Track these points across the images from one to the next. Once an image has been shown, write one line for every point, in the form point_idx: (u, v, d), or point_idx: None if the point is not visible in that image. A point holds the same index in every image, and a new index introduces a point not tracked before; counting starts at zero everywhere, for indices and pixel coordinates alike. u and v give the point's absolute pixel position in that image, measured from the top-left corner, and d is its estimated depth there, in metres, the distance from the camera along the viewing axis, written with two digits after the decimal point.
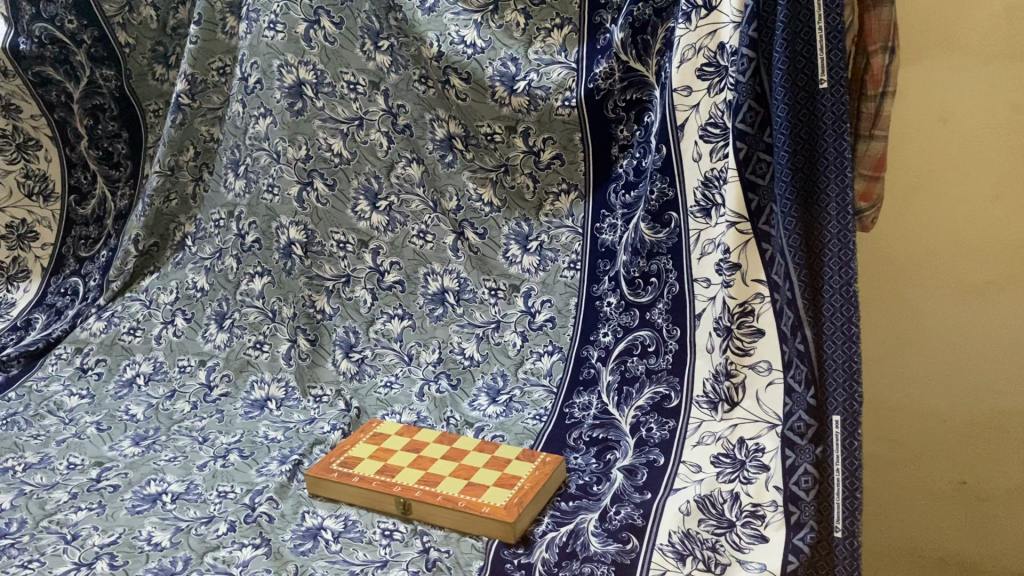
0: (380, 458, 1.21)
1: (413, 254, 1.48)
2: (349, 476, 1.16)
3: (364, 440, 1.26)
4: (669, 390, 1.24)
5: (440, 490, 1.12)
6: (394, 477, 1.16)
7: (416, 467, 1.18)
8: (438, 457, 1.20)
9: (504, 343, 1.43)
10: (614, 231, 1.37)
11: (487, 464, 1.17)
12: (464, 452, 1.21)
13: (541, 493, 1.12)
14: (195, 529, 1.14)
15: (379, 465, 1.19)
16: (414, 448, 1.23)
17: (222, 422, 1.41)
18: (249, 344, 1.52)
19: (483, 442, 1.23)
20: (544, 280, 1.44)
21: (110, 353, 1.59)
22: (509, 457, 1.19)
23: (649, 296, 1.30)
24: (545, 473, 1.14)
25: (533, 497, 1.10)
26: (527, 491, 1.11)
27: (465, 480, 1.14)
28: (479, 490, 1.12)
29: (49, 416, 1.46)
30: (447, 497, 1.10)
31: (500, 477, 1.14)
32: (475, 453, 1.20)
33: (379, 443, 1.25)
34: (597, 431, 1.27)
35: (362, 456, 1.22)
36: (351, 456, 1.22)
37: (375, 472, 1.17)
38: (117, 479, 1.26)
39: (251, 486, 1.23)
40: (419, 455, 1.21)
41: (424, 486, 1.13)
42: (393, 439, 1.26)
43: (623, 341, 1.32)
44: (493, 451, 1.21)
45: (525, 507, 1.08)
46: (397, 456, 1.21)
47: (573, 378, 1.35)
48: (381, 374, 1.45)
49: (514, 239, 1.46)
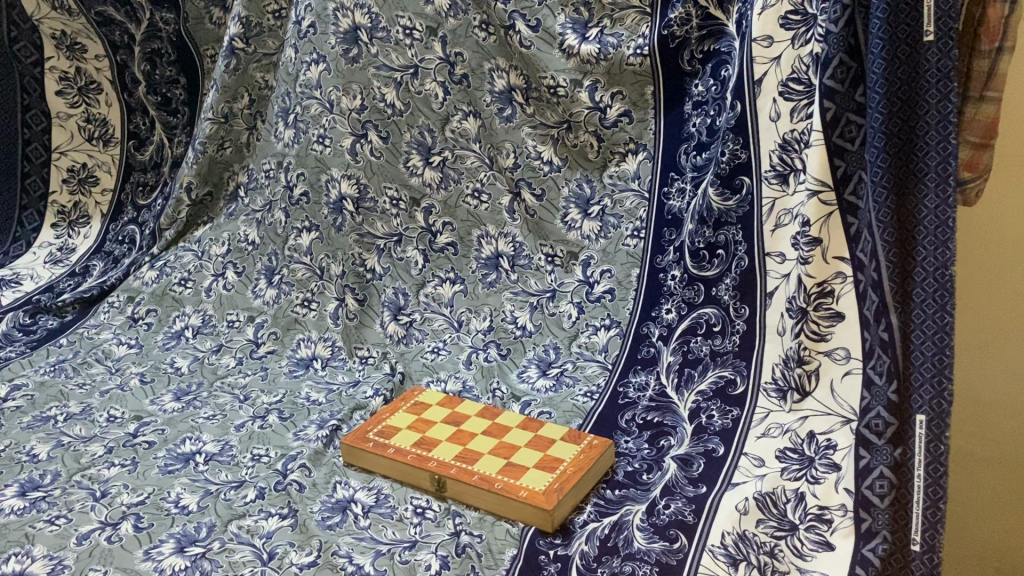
0: (419, 429, 1.14)
1: (466, 216, 1.40)
2: (384, 446, 1.10)
3: (403, 410, 1.19)
4: (734, 374, 1.14)
5: (477, 469, 1.05)
6: (430, 451, 1.09)
7: (454, 442, 1.11)
8: (479, 433, 1.12)
9: (559, 314, 1.35)
10: (682, 197, 1.26)
11: (529, 444, 1.10)
12: (506, 429, 1.13)
13: (584, 481, 1.04)
14: (223, 494, 1.10)
15: (416, 437, 1.12)
16: (454, 421, 1.16)
17: (265, 380, 1.36)
18: (297, 302, 1.46)
19: (528, 419, 1.15)
20: (605, 248, 1.34)
21: (161, 303, 1.55)
22: (553, 437, 1.11)
23: (716, 270, 1.19)
24: (590, 458, 1.06)
25: (576, 485, 1.02)
26: (569, 478, 1.02)
27: (505, 460, 1.07)
28: (518, 473, 1.04)
29: (97, 364, 1.44)
30: (483, 478, 1.03)
31: (541, 459, 1.07)
32: (517, 431, 1.12)
33: (420, 413, 1.18)
34: (652, 415, 1.17)
35: (399, 426, 1.15)
36: (389, 425, 1.16)
37: (412, 444, 1.11)
38: (153, 435, 1.23)
39: (286, 451, 1.17)
40: (460, 429, 1.14)
41: (460, 464, 1.06)
42: (434, 409, 1.19)
43: (687, 318, 1.21)
44: (538, 430, 1.13)
45: (565, 494, 1.00)
46: (436, 429, 1.14)
47: (630, 356, 1.25)
48: (428, 340, 1.38)
49: (575, 202, 1.36)
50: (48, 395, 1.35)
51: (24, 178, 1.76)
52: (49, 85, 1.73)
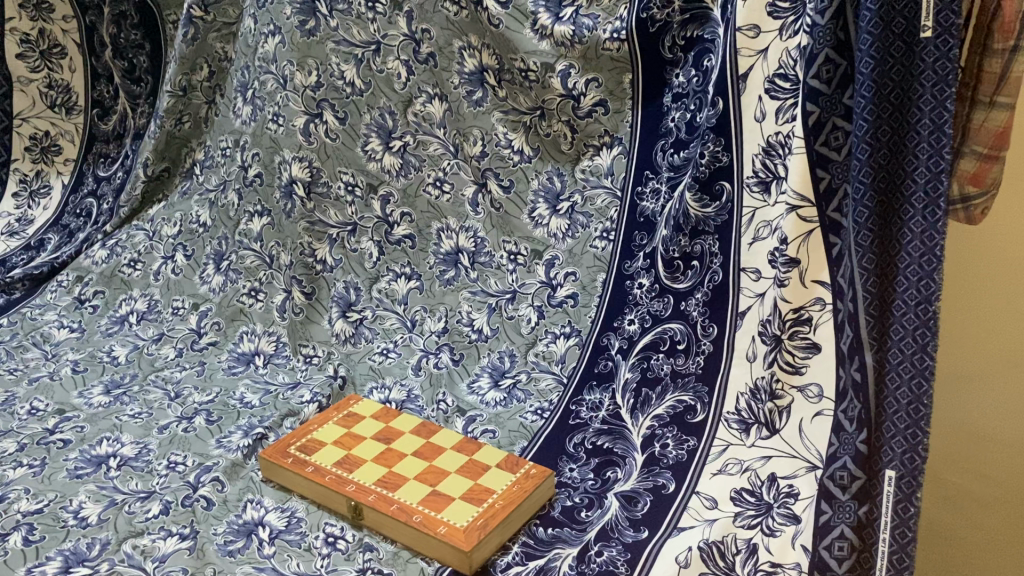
0: (345, 446, 1.05)
1: (427, 206, 1.29)
2: (303, 465, 1.01)
3: (334, 421, 1.10)
4: (694, 400, 1.02)
5: (397, 498, 0.95)
6: (351, 473, 1.00)
7: (380, 463, 1.01)
8: (408, 453, 1.03)
9: (517, 318, 1.23)
10: (655, 198, 1.14)
11: (460, 470, 0.99)
12: (438, 450, 1.03)
13: (514, 517, 0.93)
14: (128, 506, 1.01)
15: (340, 455, 1.03)
16: (384, 437, 1.06)
17: (201, 376, 1.27)
18: (243, 291, 1.35)
19: (466, 440, 1.05)
20: (571, 249, 1.23)
21: (109, 284, 1.47)
22: (488, 463, 1.00)
23: (687, 283, 1.08)
24: (523, 492, 0.95)
25: (502, 523, 0.91)
26: (494, 513, 0.92)
27: (430, 487, 0.97)
28: (441, 504, 0.94)
29: (33, 348, 1.36)
30: (401, 508, 0.93)
31: (470, 489, 0.96)
32: (451, 454, 1.02)
33: (350, 427, 1.09)
34: (602, 440, 1.05)
35: (325, 440, 1.06)
36: (314, 439, 1.06)
37: (334, 464, 1.01)
38: (70, 433, 1.15)
39: (204, 461, 1.08)
40: (389, 448, 1.04)
41: (380, 490, 0.97)
42: (366, 423, 1.09)
43: (650, 333, 1.10)
44: (474, 453, 1.02)
45: (487, 533, 0.90)
46: (363, 447, 1.05)
47: (587, 369, 1.14)
48: (379, 340, 1.27)
49: (543, 197, 1.24)
50: None
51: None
52: (9, 48, 1.62)
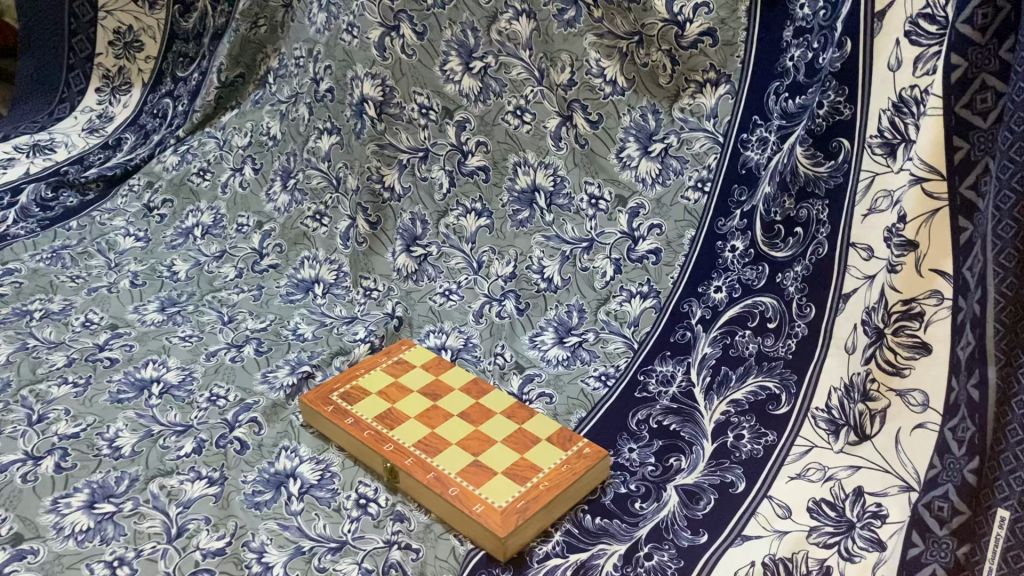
0: (390, 398, 0.97)
1: (504, 137, 1.17)
2: (343, 415, 0.94)
3: (382, 368, 1.03)
4: (779, 389, 0.90)
5: (435, 465, 0.87)
6: (391, 430, 0.92)
7: (422, 422, 0.93)
8: (454, 414, 0.94)
9: (592, 270, 1.11)
10: (761, 148, 0.99)
11: (507, 440, 0.91)
12: (487, 413, 0.94)
13: (559, 503, 0.85)
14: (163, 440, 0.97)
15: (382, 407, 0.96)
16: (432, 392, 0.98)
17: (256, 301, 1.22)
18: (308, 214, 1.28)
19: (518, 405, 0.96)
20: (660, 198, 1.09)
21: (178, 194, 1.42)
22: (538, 435, 0.91)
23: (788, 253, 0.94)
24: (572, 475, 0.86)
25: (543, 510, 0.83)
26: (537, 497, 0.83)
27: (472, 456, 0.89)
28: (481, 478, 0.86)
29: (97, 256, 1.33)
30: (437, 478, 0.86)
31: (515, 464, 0.88)
32: (500, 420, 0.94)
33: (398, 376, 1.01)
34: (669, 420, 0.94)
35: (369, 388, 0.99)
36: (359, 387, 0.99)
37: (375, 418, 0.94)
38: (118, 352, 1.11)
39: (245, 397, 1.03)
40: (435, 405, 0.96)
41: (419, 454, 0.89)
42: (416, 373, 1.01)
43: (738, 305, 0.97)
44: (525, 423, 0.93)
45: (526, 519, 0.81)
46: (409, 401, 0.97)
47: (661, 338, 1.02)
48: (441, 280, 1.19)
49: (634, 135, 1.10)
50: (37, 285, 1.26)
51: (71, 37, 1.64)
52: None
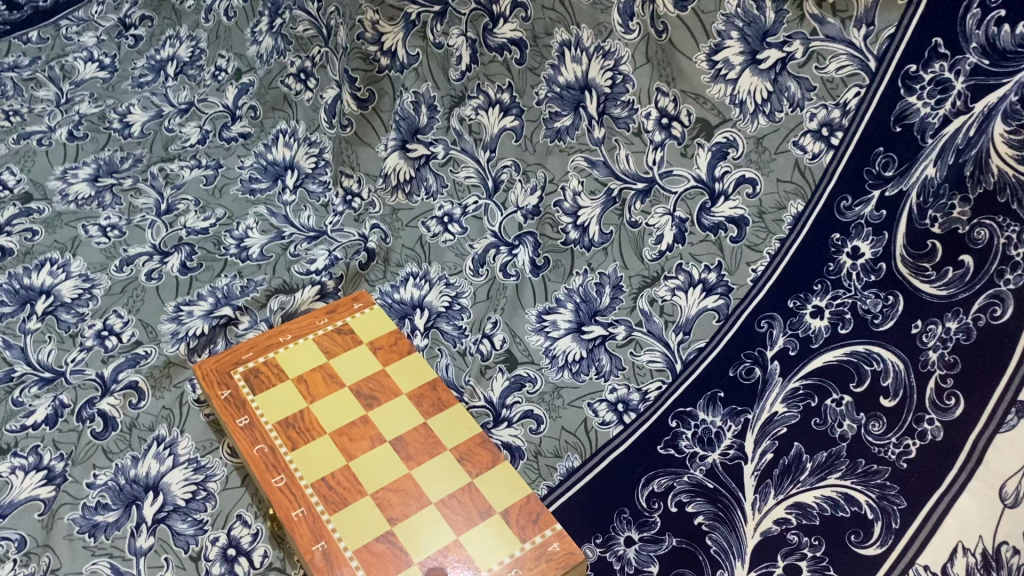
0: (308, 392, 0.69)
1: (550, 0, 0.79)
2: (235, 414, 0.67)
3: (316, 336, 0.74)
4: (873, 513, 0.57)
5: (330, 531, 0.61)
6: (291, 452, 0.65)
7: (337, 446, 0.65)
8: (385, 440, 0.66)
9: (644, 229, 0.76)
10: (935, 98, 0.61)
11: (444, 502, 0.62)
12: (431, 447, 0.65)
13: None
14: (19, 391, 0.73)
15: (292, 406, 0.68)
16: (367, 392, 0.69)
17: (208, 186, 0.93)
18: (290, 71, 0.95)
19: (480, 439, 0.66)
20: (761, 138, 0.70)
21: (158, 12, 1.09)
22: (491, 504, 0.62)
23: (939, 296, 0.58)
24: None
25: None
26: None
27: (385, 525, 0.61)
28: (386, 568, 0.58)
29: (48, 86, 1.06)
30: (325, 556, 0.59)
31: (442, 550, 0.59)
32: (446, 462, 0.64)
33: (333, 355, 0.72)
34: (695, 509, 0.62)
35: (287, 370, 0.71)
36: (275, 363, 0.71)
37: (276, 424, 0.67)
38: (17, 240, 0.86)
39: (143, 342, 0.77)
40: (364, 417, 0.67)
41: (316, 504, 0.62)
42: (358, 355, 0.72)
43: (841, 352, 0.62)
44: (479, 475, 0.63)
45: None
46: (332, 401, 0.68)
47: (714, 368, 0.68)
48: (443, 199, 0.86)
49: (738, 27, 0.70)
50: None
51: None
52: None
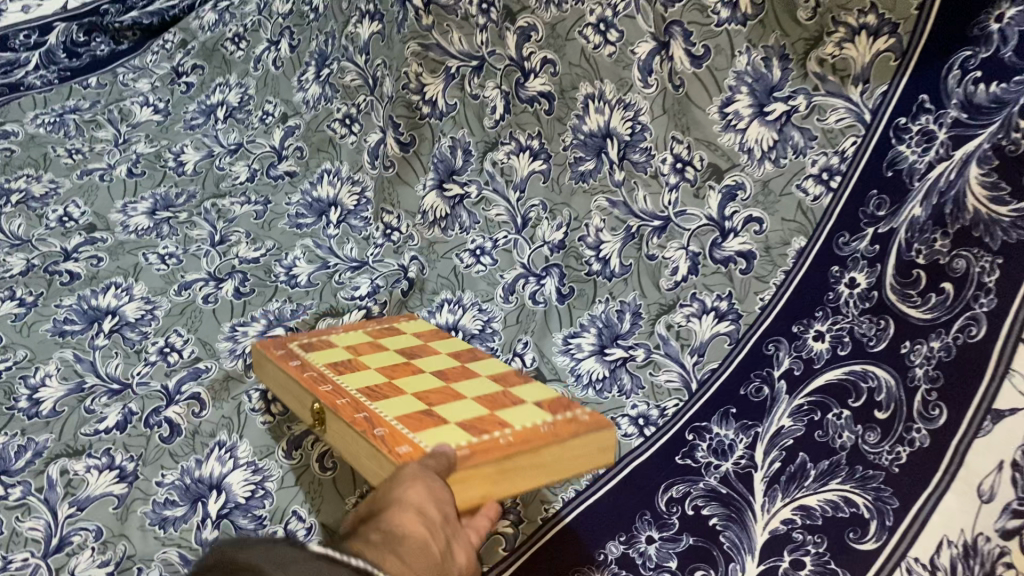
0: (356, 351, 0.79)
1: (578, 57, 0.88)
2: (287, 358, 0.77)
3: (366, 329, 0.85)
4: (869, 511, 0.63)
5: (371, 408, 0.67)
6: (339, 375, 0.73)
7: (381, 371, 0.74)
8: (426, 370, 0.75)
9: (661, 261, 0.83)
10: (922, 146, 0.69)
11: (478, 397, 0.70)
12: (468, 374, 0.75)
13: (512, 470, 0.63)
14: (90, 400, 0.79)
15: (341, 356, 0.78)
16: (411, 351, 0.80)
17: (258, 220, 1.01)
18: (335, 116, 1.04)
19: (512, 372, 0.76)
20: (768, 181, 0.79)
21: (210, 60, 1.21)
22: (522, 398, 0.70)
23: (924, 316, 0.65)
24: (548, 436, 0.64)
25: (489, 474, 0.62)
26: (488, 449, 0.61)
27: (425, 405, 0.68)
28: (425, 423, 0.65)
29: (106, 127, 1.15)
30: (366, 419, 0.65)
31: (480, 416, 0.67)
32: (481, 382, 0.73)
33: (380, 337, 0.83)
34: (710, 510, 0.69)
35: (337, 342, 0.81)
36: (327, 341, 0.82)
37: (327, 363, 0.76)
38: (83, 266, 0.93)
39: (201, 357, 0.84)
40: (407, 361, 0.77)
41: (358, 396, 0.69)
42: (402, 338, 0.83)
43: (841, 369, 0.69)
44: (513, 387, 0.73)
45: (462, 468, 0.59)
46: (377, 355, 0.78)
47: (728, 386, 0.75)
48: (474, 233, 0.95)
49: (749, 85, 0.79)
50: (29, 156, 1.08)
51: None
52: None
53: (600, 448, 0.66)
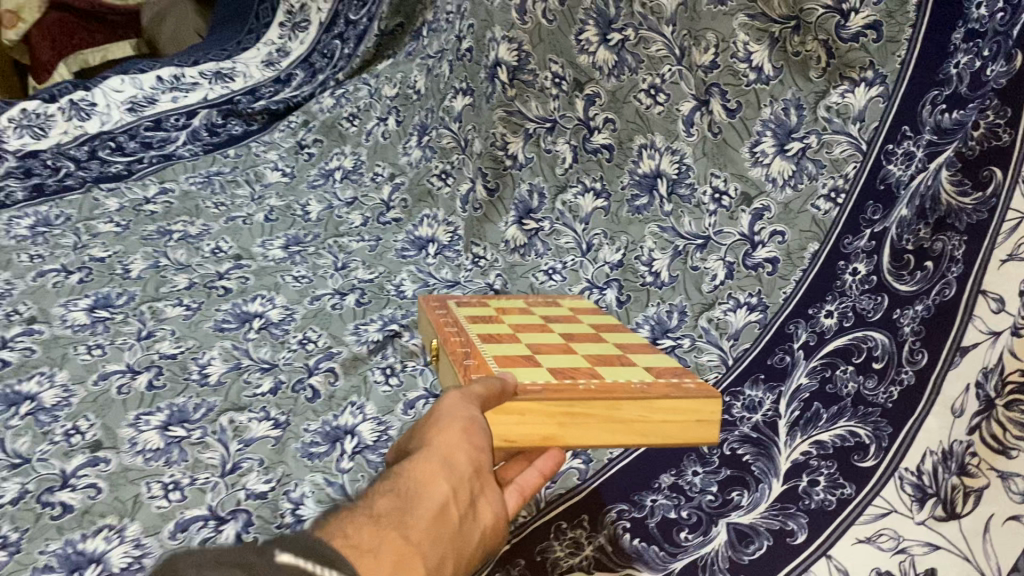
0: (501, 312, 1.00)
1: (633, 116, 1.13)
2: (436, 309, 1.00)
3: (527, 300, 1.07)
4: (870, 439, 0.80)
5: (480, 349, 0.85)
6: (470, 326, 0.93)
7: (511, 330, 0.93)
8: (556, 334, 0.92)
9: (702, 271, 1.04)
10: (905, 163, 0.88)
11: (593, 357, 0.85)
12: (596, 341, 0.91)
13: (593, 412, 0.75)
14: (247, 374, 1.00)
15: (485, 314, 0.99)
16: (554, 324, 0.97)
17: (371, 252, 1.24)
18: (434, 172, 1.32)
19: (634, 343, 0.92)
20: (788, 203, 0.99)
21: (328, 135, 1.49)
22: (639, 362, 0.84)
23: (910, 288, 0.83)
24: (638, 392, 0.76)
25: (563, 412, 0.74)
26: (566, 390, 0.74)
27: (536, 354, 0.84)
28: (526, 365, 0.81)
29: (244, 186, 1.41)
30: (469, 357, 0.82)
31: (581, 367, 0.82)
32: (608, 347, 0.89)
33: (534, 306, 1.04)
34: (744, 449, 0.86)
35: (490, 304, 1.03)
36: (479, 301, 1.04)
37: (467, 317, 0.97)
38: (235, 283, 1.16)
39: (332, 345, 1.05)
40: (542, 325, 0.95)
41: (476, 341, 0.88)
42: (557, 309, 1.03)
43: (847, 336, 0.87)
44: (636, 354, 0.87)
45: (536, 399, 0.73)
46: (519, 317, 0.98)
47: (758, 358, 0.94)
48: (548, 257, 1.16)
49: (772, 129, 1.01)
50: (184, 207, 1.34)
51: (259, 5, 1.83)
52: None
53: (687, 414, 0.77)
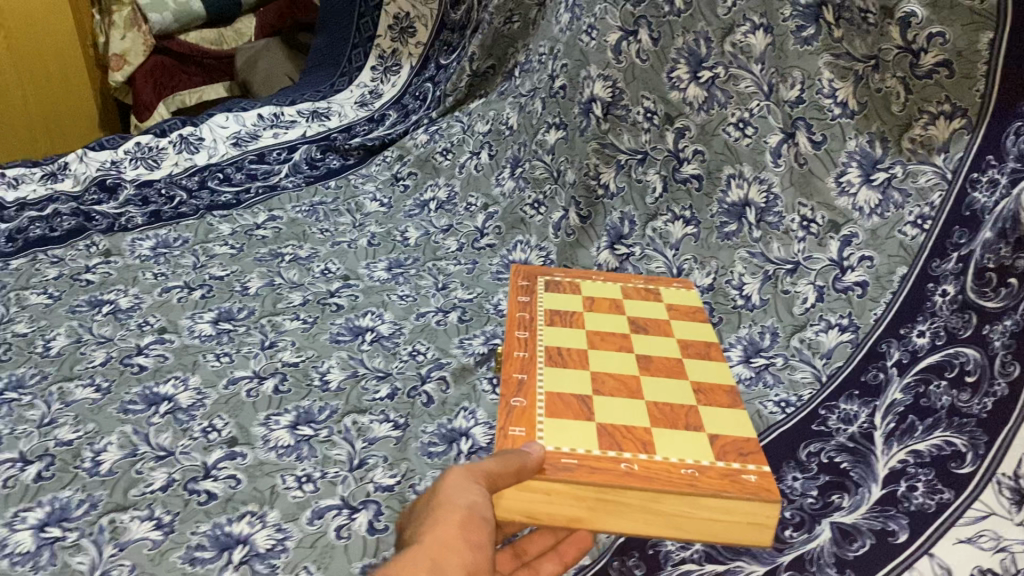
0: (591, 306, 1.05)
1: (722, 148, 1.20)
2: (524, 295, 1.06)
3: (625, 287, 1.11)
4: (966, 447, 0.84)
5: (535, 372, 0.89)
6: (546, 327, 0.99)
7: (587, 339, 0.97)
8: (632, 352, 0.95)
9: (793, 294, 1.10)
10: (990, 190, 0.92)
11: (653, 404, 0.85)
12: (670, 372, 0.91)
13: (627, 501, 0.75)
14: (364, 381, 1.08)
15: (573, 309, 1.03)
16: (638, 330, 0.99)
17: (469, 274, 1.32)
18: (527, 202, 1.41)
19: (717, 376, 0.91)
20: (876, 229, 1.05)
21: (422, 169, 1.59)
22: (704, 423, 0.82)
23: (997, 305, 0.88)
24: (685, 483, 0.73)
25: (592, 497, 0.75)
26: (601, 467, 0.75)
27: (593, 393, 0.86)
28: (575, 414, 0.82)
29: (345, 215, 1.50)
30: (520, 382, 0.88)
31: (636, 428, 0.81)
32: (681, 387, 0.88)
33: (629, 299, 1.08)
34: (841, 457, 0.91)
35: (583, 292, 1.08)
36: (573, 287, 1.10)
37: (552, 312, 1.02)
38: (345, 300, 1.25)
39: (441, 357, 1.13)
40: (627, 334, 0.98)
41: (539, 356, 0.93)
42: (654, 308, 1.06)
43: (939, 353, 0.91)
44: (705, 406, 0.85)
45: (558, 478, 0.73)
46: (606, 318, 1.02)
47: (852, 375, 0.99)
48: None
49: (858, 161, 1.07)
50: (292, 232, 1.43)
51: (353, 49, 1.95)
52: None
53: (739, 515, 0.74)
